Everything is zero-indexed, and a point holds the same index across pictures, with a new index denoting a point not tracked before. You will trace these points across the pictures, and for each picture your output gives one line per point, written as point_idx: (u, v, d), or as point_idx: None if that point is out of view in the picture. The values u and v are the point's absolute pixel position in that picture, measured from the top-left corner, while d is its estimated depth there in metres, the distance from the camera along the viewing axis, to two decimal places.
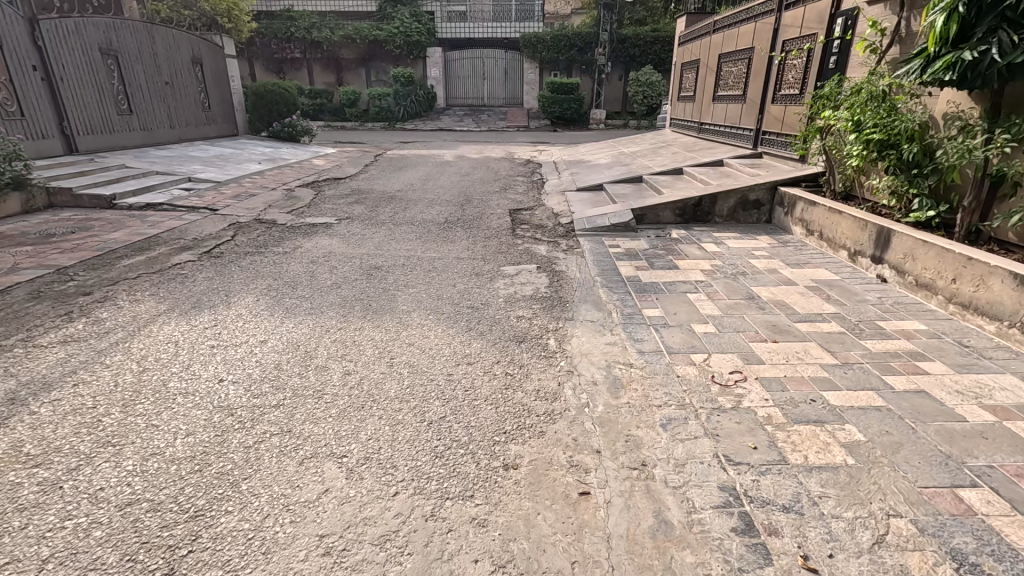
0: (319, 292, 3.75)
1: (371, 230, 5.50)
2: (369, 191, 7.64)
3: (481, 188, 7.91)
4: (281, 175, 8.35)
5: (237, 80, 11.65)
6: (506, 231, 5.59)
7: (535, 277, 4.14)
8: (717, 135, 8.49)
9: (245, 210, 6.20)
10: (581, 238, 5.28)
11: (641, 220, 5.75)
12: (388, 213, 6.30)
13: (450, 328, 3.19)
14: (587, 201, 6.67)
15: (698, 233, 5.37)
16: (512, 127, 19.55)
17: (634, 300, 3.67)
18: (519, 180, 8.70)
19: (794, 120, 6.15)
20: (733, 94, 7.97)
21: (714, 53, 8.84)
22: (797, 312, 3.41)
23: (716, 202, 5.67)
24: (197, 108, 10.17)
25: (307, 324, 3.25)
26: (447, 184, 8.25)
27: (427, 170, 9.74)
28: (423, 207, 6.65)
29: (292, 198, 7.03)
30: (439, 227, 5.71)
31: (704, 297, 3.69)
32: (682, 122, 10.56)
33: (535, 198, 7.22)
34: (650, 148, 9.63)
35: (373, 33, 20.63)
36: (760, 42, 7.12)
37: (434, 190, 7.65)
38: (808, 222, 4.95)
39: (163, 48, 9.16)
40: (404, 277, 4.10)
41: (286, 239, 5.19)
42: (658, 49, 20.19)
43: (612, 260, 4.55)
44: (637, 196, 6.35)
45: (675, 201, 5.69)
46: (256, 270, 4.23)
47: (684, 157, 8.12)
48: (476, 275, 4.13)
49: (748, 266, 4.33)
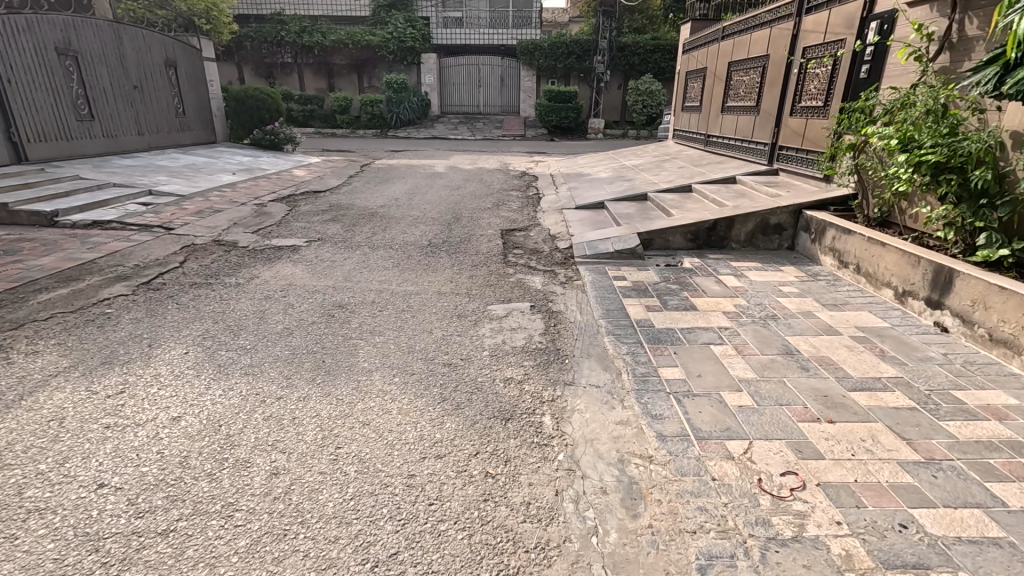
0: (264, 341, 3.08)
1: (343, 256, 4.86)
2: (350, 206, 7.01)
3: (471, 204, 7.29)
4: (255, 188, 7.71)
5: (217, 85, 10.99)
6: (496, 257, 4.95)
7: (527, 320, 3.49)
8: (727, 149, 7.90)
9: (205, 229, 5.55)
10: (581, 267, 4.65)
11: (648, 245, 5.13)
12: (366, 233, 5.67)
13: (418, 398, 2.53)
14: (587, 221, 6.05)
15: (713, 262, 4.74)
16: (508, 136, 18.98)
17: (647, 355, 3.03)
18: (513, 195, 8.09)
19: (819, 136, 5.54)
20: (745, 106, 7.39)
21: (723, 62, 8.28)
22: (849, 376, 2.77)
23: (732, 226, 5.05)
24: (170, 114, 9.52)
25: (239, 390, 2.58)
26: (435, 199, 7.62)
27: (416, 183, 9.12)
28: (406, 226, 6.01)
29: (263, 214, 6.39)
30: (421, 251, 5.07)
31: (732, 352, 3.05)
32: (687, 134, 9.98)
33: (530, 217, 6.59)
34: (653, 161, 9.05)
35: (365, 38, 20.09)
36: (776, 49, 6.54)
37: (420, 206, 7.03)
38: (843, 253, 4.31)
39: (131, 49, 8.52)
40: (371, 319, 3.44)
41: (245, 266, 4.54)
42: (658, 57, 19.75)
43: (618, 297, 3.91)
44: (643, 217, 5.73)
45: (686, 225, 5.07)
46: (197, 309, 3.58)
47: (691, 172, 7.52)
48: (458, 318, 3.47)
49: (777, 308, 3.70)
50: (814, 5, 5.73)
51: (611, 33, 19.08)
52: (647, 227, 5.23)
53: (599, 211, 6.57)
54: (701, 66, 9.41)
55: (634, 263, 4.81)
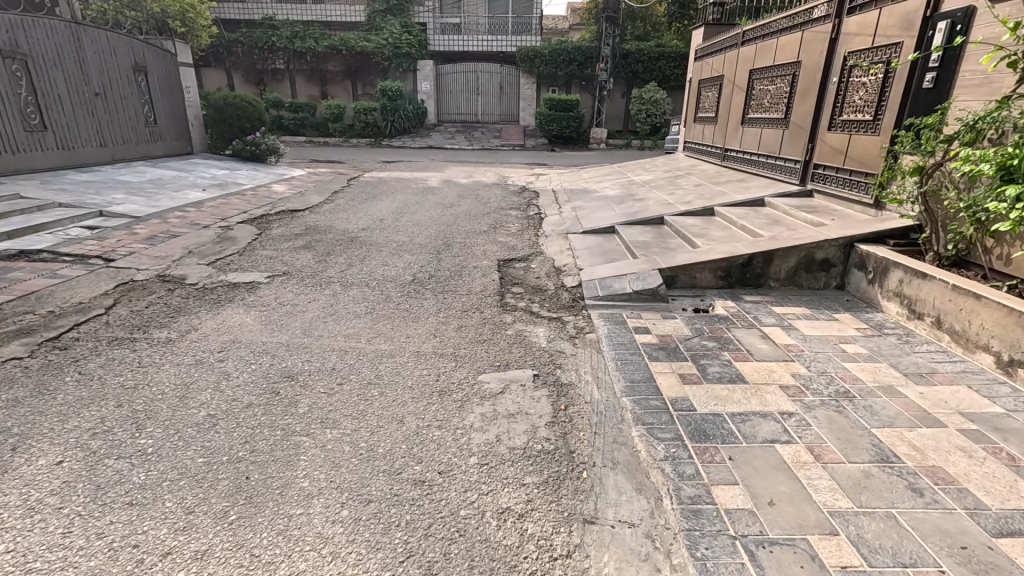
0: (171, 441, 2.27)
1: (309, 297, 4.07)
2: (328, 229, 6.22)
3: (465, 227, 6.52)
4: (225, 207, 6.93)
5: (194, 92, 10.25)
6: (491, 297, 4.16)
7: (528, 399, 2.68)
8: (749, 164, 7.17)
9: (152, 261, 4.76)
10: (593, 314, 3.87)
11: (671, 283, 4.35)
12: (341, 265, 4.88)
13: (370, 558, 1.72)
14: (597, 250, 5.28)
15: (752, 307, 3.96)
16: (507, 146, 18.26)
17: (694, 464, 2.22)
18: (512, 215, 7.32)
19: (867, 154, 4.79)
20: (771, 117, 6.65)
21: (743, 69, 7.54)
22: (983, 506, 1.96)
23: (772, 262, 4.28)
24: (139, 123, 8.77)
25: (108, 540, 1.76)
26: (426, 220, 6.86)
27: (405, 199, 8.35)
28: (388, 255, 5.23)
29: (226, 240, 5.61)
30: (404, 289, 4.29)
31: (807, 456, 2.26)
32: (700, 147, 9.25)
33: (531, 243, 5.82)
34: (665, 178, 8.30)
35: (360, 44, 19.48)
36: (809, 55, 5.80)
37: (407, 230, 6.25)
38: (914, 300, 3.53)
39: (93, 52, 7.78)
40: (324, 400, 2.63)
41: (186, 312, 3.75)
42: (663, 65, 19.06)
43: (642, 361, 3.13)
44: (662, 247, 4.96)
45: (716, 260, 4.30)
46: (102, 380, 2.77)
47: (711, 191, 6.76)
48: (439, 396, 2.69)
49: (849, 379, 2.90)
50: (859, 4, 4.99)
51: (614, 40, 18.40)
52: (669, 261, 4.45)
53: (610, 238, 5.80)
54: (716, 74, 8.68)
55: (656, 307, 4.03)
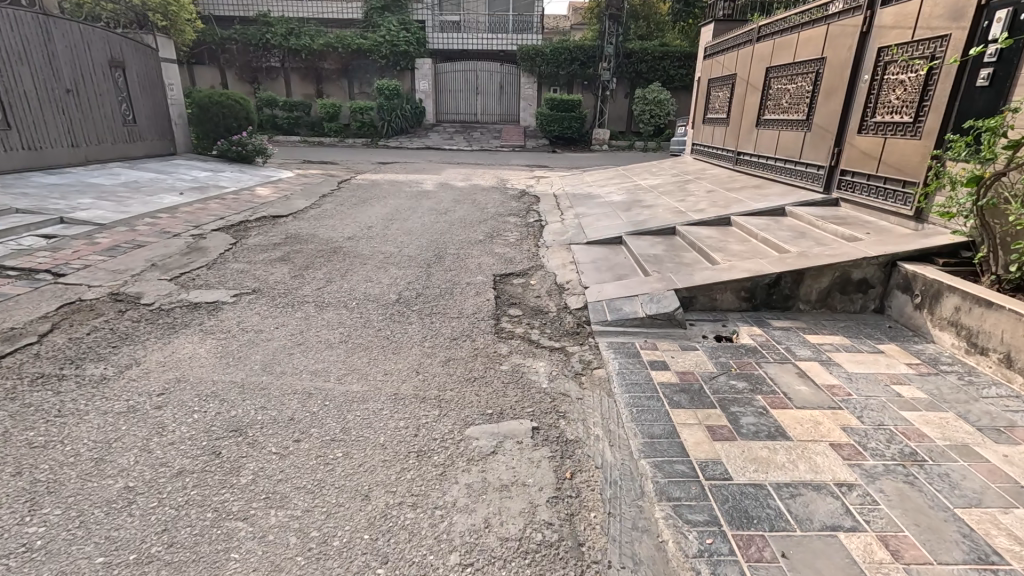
0: (67, 530, 1.77)
1: (277, 321, 3.58)
2: (310, 238, 5.73)
3: (460, 236, 6.03)
4: (201, 213, 6.43)
5: (177, 89, 9.75)
6: (485, 321, 3.67)
7: (525, 464, 2.19)
8: (765, 169, 6.69)
9: (106, 276, 4.26)
10: (601, 343, 3.39)
11: (688, 305, 3.86)
12: (319, 281, 4.39)
13: None
14: (604, 264, 4.79)
15: (782, 335, 3.47)
16: (507, 147, 17.75)
17: (739, 564, 1.72)
18: (511, 222, 6.82)
19: (905, 160, 4.30)
20: (790, 119, 6.17)
21: (758, 67, 7.05)
22: None
23: (802, 282, 3.79)
24: (116, 122, 8.27)
25: None
26: (417, 227, 6.37)
27: (397, 204, 7.85)
28: (373, 269, 4.73)
29: (197, 251, 5.11)
30: (386, 312, 3.79)
31: (883, 553, 1.76)
32: (710, 150, 8.76)
33: (531, 255, 5.32)
34: (673, 183, 7.80)
35: (356, 41, 19.01)
36: (835, 51, 5.31)
37: (396, 240, 5.75)
38: (975, 332, 3.05)
39: (63, 46, 7.29)
40: (274, 466, 2.13)
41: (133, 340, 3.25)
42: (667, 64, 18.57)
43: (662, 407, 2.64)
44: (676, 263, 4.47)
45: (739, 280, 3.81)
46: (6, 436, 2.27)
47: (725, 198, 6.28)
48: (417, 460, 2.19)
49: (913, 435, 2.40)
50: None
51: (618, 39, 17.92)
52: (686, 280, 3.96)
53: (616, 250, 5.31)
54: (727, 73, 8.18)
55: (672, 335, 3.54)
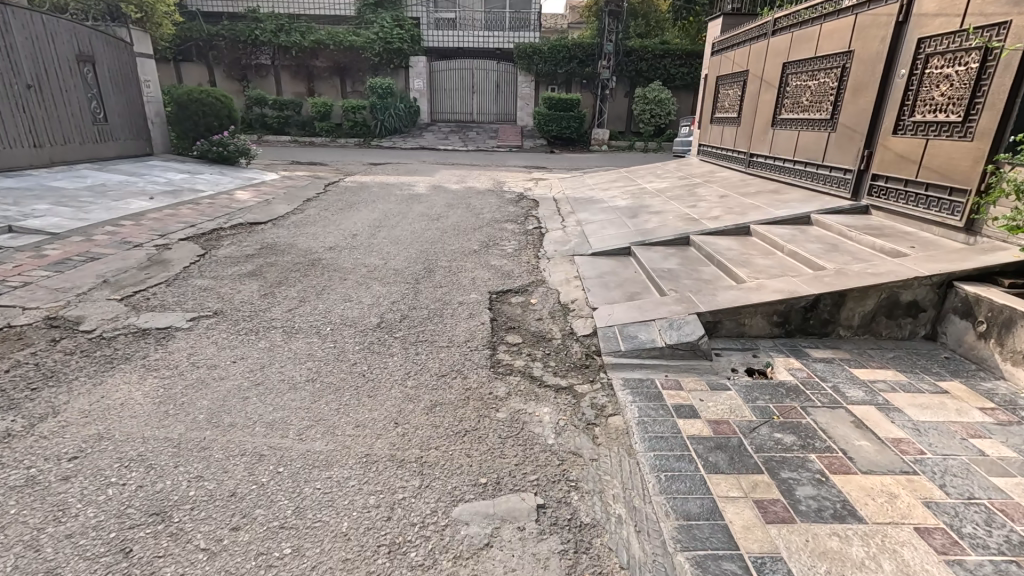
0: None
1: (235, 353, 3.06)
2: (288, 248, 5.22)
3: (452, 246, 5.52)
4: (171, 220, 5.90)
5: (154, 86, 9.21)
6: (479, 352, 3.17)
7: (529, 565, 1.68)
8: (783, 173, 6.21)
9: (47, 295, 3.74)
10: (614, 380, 2.89)
11: (713, 331, 3.37)
12: (291, 301, 3.87)
13: None
14: (612, 280, 4.30)
15: (826, 370, 2.98)
16: (504, 147, 17.24)
17: None
18: (507, 230, 6.31)
19: (951, 164, 3.82)
20: (811, 118, 5.68)
21: (773, 63, 6.57)
22: None
23: (844, 305, 3.30)
24: (84, 120, 7.72)
25: None
26: (407, 236, 5.86)
27: (387, 209, 7.34)
28: (353, 286, 4.22)
29: (158, 264, 4.59)
30: (364, 341, 3.28)
31: None
32: (719, 151, 8.28)
33: (530, 268, 4.82)
34: (681, 187, 7.31)
35: (348, 38, 18.47)
36: (865, 44, 4.83)
37: (382, 250, 5.24)
38: None
39: (22, 38, 6.75)
40: (197, 572, 1.62)
41: (58, 379, 2.73)
42: (668, 62, 18.11)
43: (696, 472, 2.14)
44: (695, 280, 3.98)
45: (771, 303, 3.32)
46: None
47: (740, 204, 5.79)
48: (388, 561, 1.68)
49: (1016, 515, 1.91)
50: None
51: (618, 36, 17.45)
52: (709, 301, 3.47)
53: (625, 262, 4.81)
54: (738, 69, 7.70)
55: (697, 369, 3.05)
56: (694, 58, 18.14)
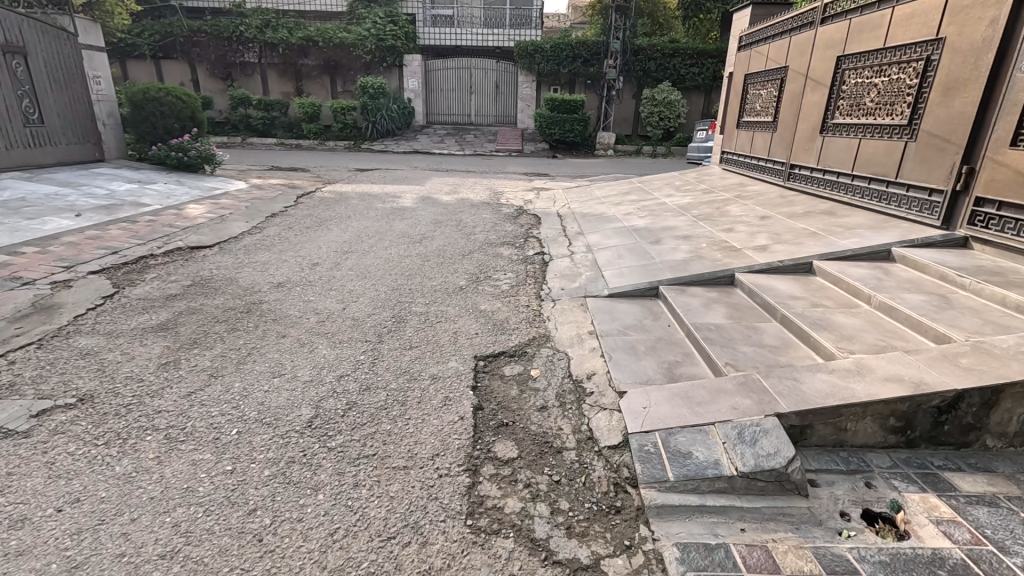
0: None
1: (68, 489, 1.97)
2: (224, 286, 4.14)
3: (433, 280, 4.44)
4: (90, 245, 4.82)
5: (105, 82, 8.17)
6: (452, 481, 2.08)
7: None
8: (838, 189, 5.15)
9: None
10: (665, 548, 1.80)
11: (799, 440, 2.28)
12: (196, 377, 2.78)
13: None
14: (640, 341, 3.22)
15: (995, 525, 1.89)
16: (503, 151, 16.16)
17: None
18: (503, 257, 5.23)
19: None
20: (878, 124, 4.62)
21: (822, 57, 5.50)
22: None
23: (998, 406, 2.22)
24: (10, 121, 6.73)
25: None
26: (378, 266, 4.77)
27: (361, 227, 6.25)
28: (291, 348, 3.13)
29: (41, 311, 3.50)
30: (282, 457, 2.20)
31: None
32: (749, 161, 7.22)
33: (530, 317, 3.74)
34: (707, 203, 6.24)
35: (338, 35, 17.41)
36: (963, 29, 3.77)
37: (343, 288, 4.16)
38: None
39: None
40: None
41: None
42: (678, 62, 17.05)
43: None
44: (757, 347, 2.89)
45: (889, 401, 2.23)
46: None
47: (790, 229, 4.70)
48: None
49: None
50: None
51: (625, 34, 16.37)
52: (791, 393, 2.38)
53: (653, 309, 3.74)
54: (773, 66, 6.62)
55: (789, 517, 1.95)
56: (705, 57, 17.06)
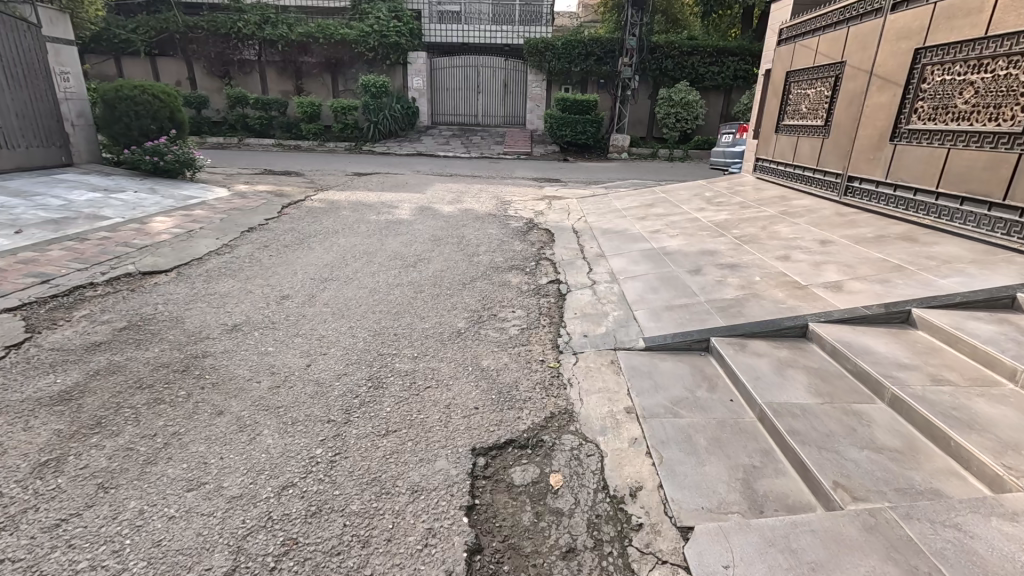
0: None
1: None
2: (166, 330, 3.34)
3: (425, 321, 3.63)
4: (19, 271, 4.04)
5: (76, 79, 7.48)
6: None
7: None
8: (920, 210, 4.28)
9: None
10: None
11: None
12: (75, 492, 1.96)
13: None
14: (699, 428, 2.37)
15: None
16: (511, 154, 15.33)
17: None
18: (511, 286, 4.39)
19: None
20: (980, 132, 3.77)
21: (893, 51, 4.64)
22: None
23: None
24: None
25: None
26: (359, 299, 3.96)
27: (348, 245, 5.45)
28: (223, 436, 2.32)
29: None
30: None
31: None
32: (792, 171, 6.35)
33: (546, 380, 2.91)
34: (748, 221, 5.37)
35: (340, 31, 16.66)
36: None
37: (312, 334, 3.35)
38: None
39: None
40: None
41: None
42: (696, 60, 16.16)
43: None
44: (871, 452, 2.04)
45: None
46: None
47: (863, 259, 3.84)
48: None
49: None
50: None
51: (641, 31, 15.47)
52: (960, 559, 1.53)
53: (705, 371, 2.89)
54: (824, 62, 5.76)
55: None
56: (726, 56, 16.12)
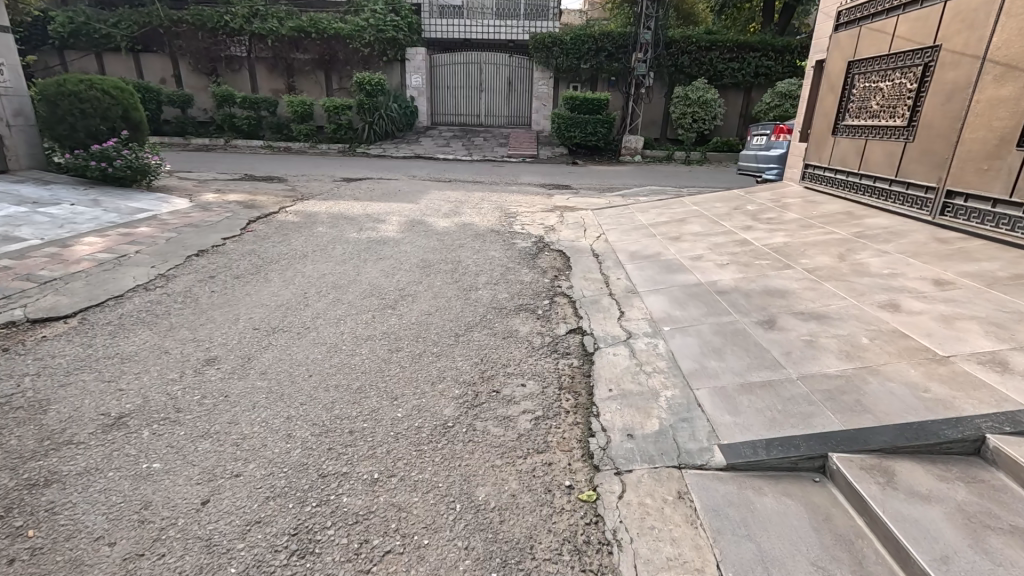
0: None
1: None
2: (13, 427, 2.27)
3: (397, 404, 2.55)
4: None
5: (12, 73, 6.49)
6: None
7: None
8: None
9: None
10: None
11: None
12: None
13: None
14: None
15: None
16: (515, 156, 14.26)
17: None
18: (520, 339, 3.32)
19: None
20: None
21: (1020, 28, 3.55)
22: None
23: None
24: None
25: None
26: (310, 365, 2.88)
27: (315, 274, 4.37)
28: None
29: None
30: None
31: None
32: (859, 181, 5.23)
33: (580, 534, 1.82)
34: (815, 246, 4.27)
35: (333, 25, 15.62)
36: None
37: (228, 435, 2.27)
38: None
39: None
40: None
41: None
42: (715, 56, 15.01)
43: None
44: None
45: None
46: None
47: (1014, 314, 2.73)
48: None
49: None
50: None
51: (657, 24, 14.34)
52: None
53: (837, 523, 1.78)
54: (906, 48, 4.66)
55: None
56: (747, 50, 14.95)
